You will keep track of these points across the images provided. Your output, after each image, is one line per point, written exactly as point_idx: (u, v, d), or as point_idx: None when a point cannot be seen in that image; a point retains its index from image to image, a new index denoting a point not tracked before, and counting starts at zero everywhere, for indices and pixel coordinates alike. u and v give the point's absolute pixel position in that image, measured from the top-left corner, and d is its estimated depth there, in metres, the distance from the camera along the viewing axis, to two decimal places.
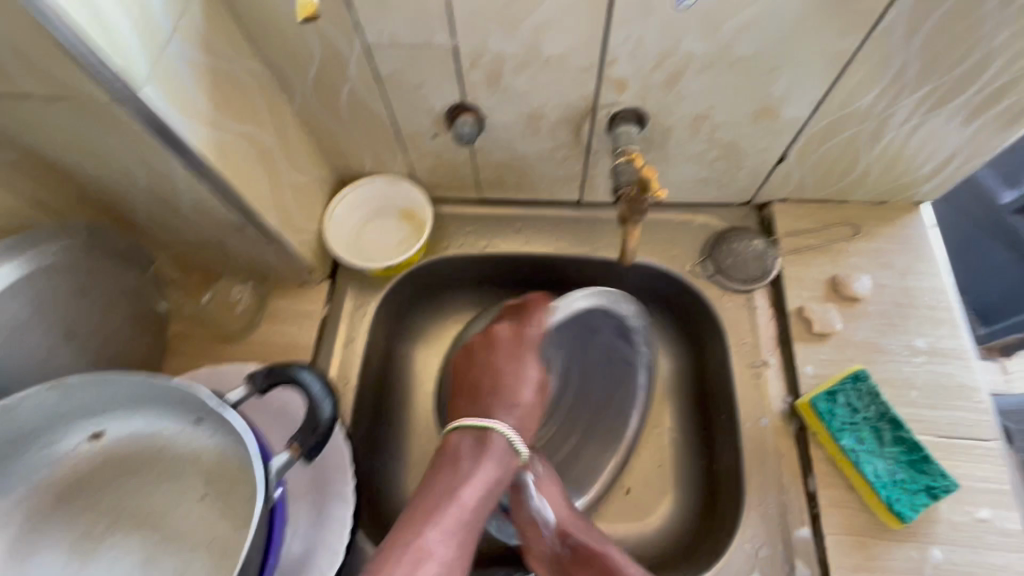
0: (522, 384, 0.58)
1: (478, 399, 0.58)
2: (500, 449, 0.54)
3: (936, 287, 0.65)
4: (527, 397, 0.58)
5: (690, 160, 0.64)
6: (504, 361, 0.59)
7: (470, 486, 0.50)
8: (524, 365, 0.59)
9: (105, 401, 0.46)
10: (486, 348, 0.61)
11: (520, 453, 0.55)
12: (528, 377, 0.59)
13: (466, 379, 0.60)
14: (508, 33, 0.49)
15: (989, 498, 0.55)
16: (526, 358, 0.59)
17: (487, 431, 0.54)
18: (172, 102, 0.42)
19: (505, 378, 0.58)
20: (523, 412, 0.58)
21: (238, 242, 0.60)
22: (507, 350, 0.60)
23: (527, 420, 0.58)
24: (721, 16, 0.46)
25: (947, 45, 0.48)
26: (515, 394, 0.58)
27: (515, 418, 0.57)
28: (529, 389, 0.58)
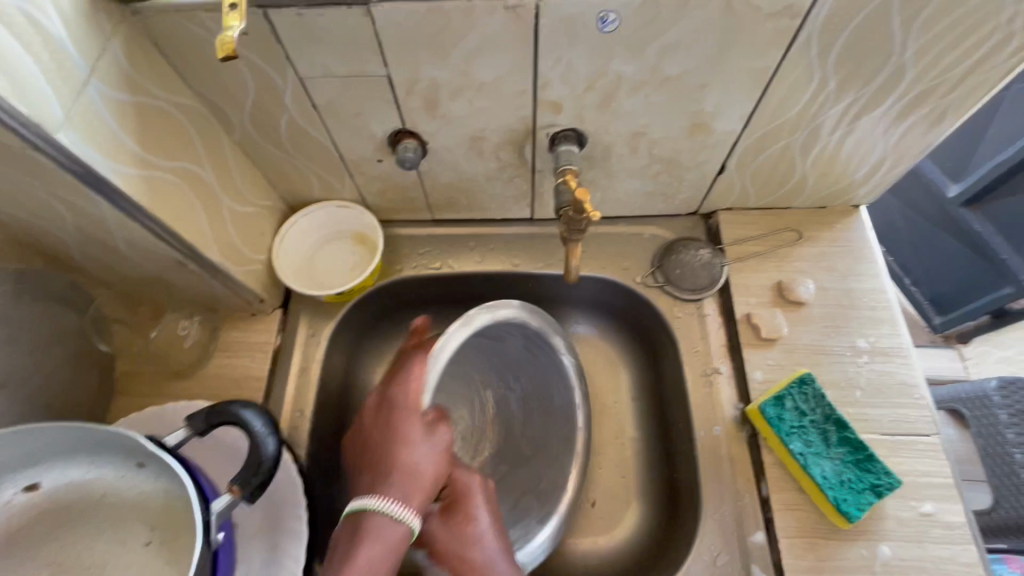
0: (405, 452, 0.53)
1: (373, 480, 0.53)
2: (382, 527, 0.48)
3: (876, 287, 0.67)
4: (419, 466, 0.53)
5: (633, 174, 0.65)
6: (386, 433, 0.54)
7: (363, 555, 0.46)
8: (403, 432, 0.53)
9: (37, 451, 0.45)
10: (381, 410, 0.56)
11: (408, 521, 0.49)
12: (411, 446, 0.53)
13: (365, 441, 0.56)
14: (440, 61, 0.49)
15: (932, 491, 0.57)
16: (411, 422, 0.54)
17: (365, 515, 0.49)
18: (94, 145, 0.42)
19: (390, 453, 0.53)
20: (411, 485, 0.52)
21: (181, 277, 0.59)
22: (394, 416, 0.55)
23: (417, 493, 0.52)
24: (645, 39, 0.47)
25: (861, 60, 0.50)
26: (398, 463, 0.52)
27: (396, 491, 0.51)
28: (418, 455, 0.53)
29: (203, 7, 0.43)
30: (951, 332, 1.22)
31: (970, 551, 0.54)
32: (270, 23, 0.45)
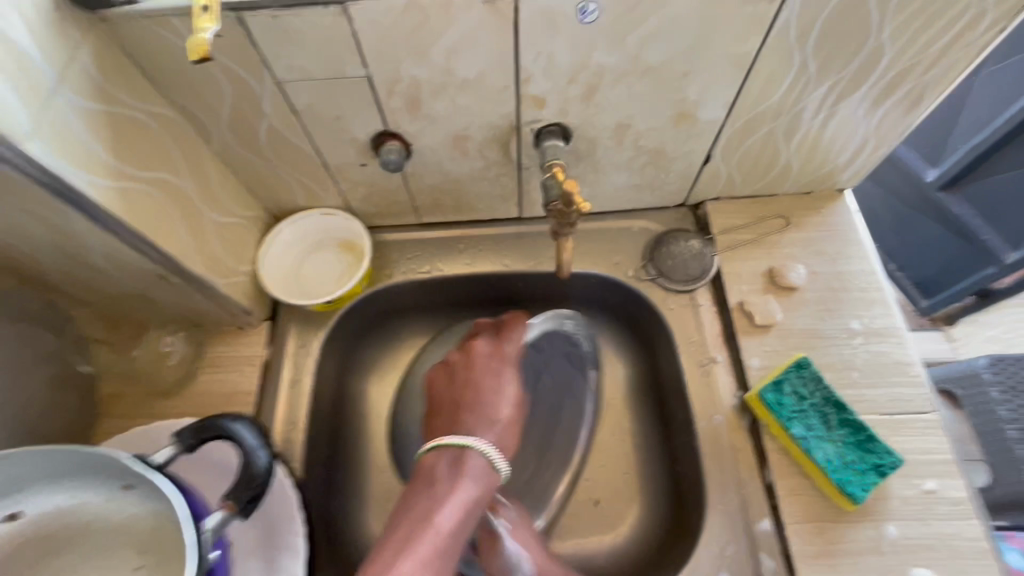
0: (507, 402, 0.55)
1: (454, 420, 0.54)
2: (477, 469, 0.49)
3: (866, 269, 0.68)
4: (510, 416, 0.55)
5: (619, 168, 0.65)
6: (475, 380, 0.56)
7: (452, 499, 0.46)
8: (508, 382, 0.56)
9: (21, 477, 0.44)
10: (463, 365, 0.58)
11: (502, 471, 0.51)
12: (509, 394, 0.55)
13: (441, 398, 0.57)
14: (420, 60, 0.49)
15: (933, 468, 0.57)
16: (506, 374, 0.57)
17: (465, 449, 0.50)
18: (66, 156, 0.40)
19: (480, 395, 0.55)
20: (503, 427, 0.54)
21: (163, 292, 0.57)
22: (485, 366, 0.57)
23: (506, 435, 0.54)
24: (625, 29, 0.47)
25: (839, 42, 0.50)
26: (496, 410, 0.54)
27: (496, 437, 0.53)
28: (511, 407, 0.55)
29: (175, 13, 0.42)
30: (937, 314, 1.37)
31: (975, 526, 0.54)
32: (246, 26, 0.44)
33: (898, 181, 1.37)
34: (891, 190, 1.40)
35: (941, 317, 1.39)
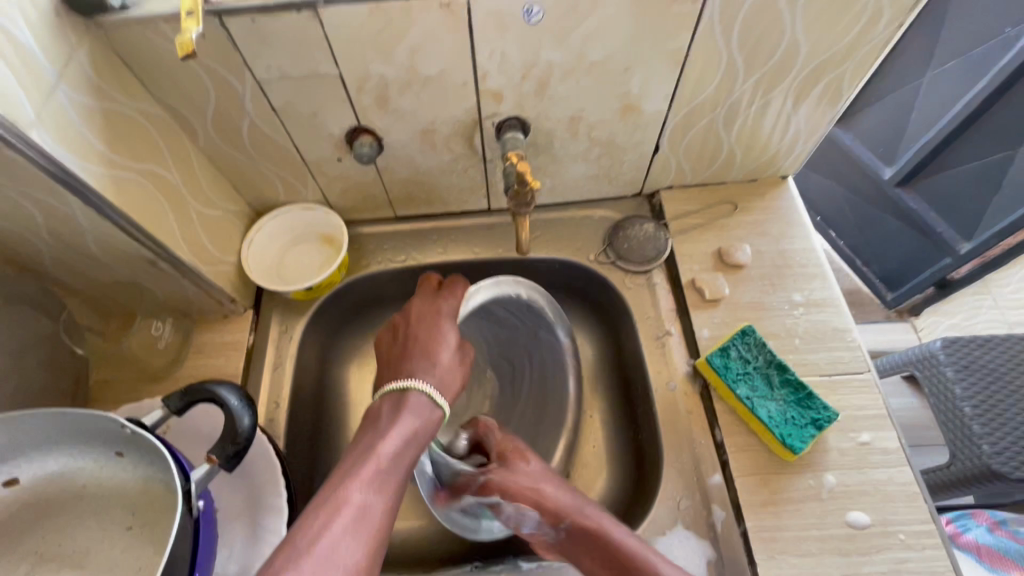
0: (448, 349, 0.58)
1: (396, 369, 0.57)
2: (421, 406, 0.53)
3: (807, 247, 0.73)
4: (452, 364, 0.58)
5: (577, 159, 0.71)
6: (417, 331, 0.59)
7: (393, 431, 0.50)
8: (447, 331, 0.59)
9: (18, 443, 0.47)
10: (404, 323, 0.61)
11: (443, 408, 0.55)
12: (448, 342, 0.59)
13: (386, 352, 0.60)
14: (386, 58, 0.54)
15: (867, 422, 0.62)
16: (444, 326, 0.60)
17: (408, 391, 0.54)
18: (62, 142, 0.45)
19: (420, 346, 0.58)
20: (443, 369, 0.57)
21: (153, 278, 0.61)
22: (425, 322, 0.60)
23: (447, 377, 0.57)
24: (567, 27, 0.53)
25: (759, 38, 0.57)
26: (435, 356, 0.57)
27: (437, 380, 0.56)
28: (453, 353, 0.59)
29: (162, 17, 0.47)
30: (903, 307, 1.46)
31: (906, 473, 0.59)
32: (227, 29, 0.50)
33: (856, 179, 1.48)
34: (851, 187, 1.51)
35: (907, 309, 1.46)
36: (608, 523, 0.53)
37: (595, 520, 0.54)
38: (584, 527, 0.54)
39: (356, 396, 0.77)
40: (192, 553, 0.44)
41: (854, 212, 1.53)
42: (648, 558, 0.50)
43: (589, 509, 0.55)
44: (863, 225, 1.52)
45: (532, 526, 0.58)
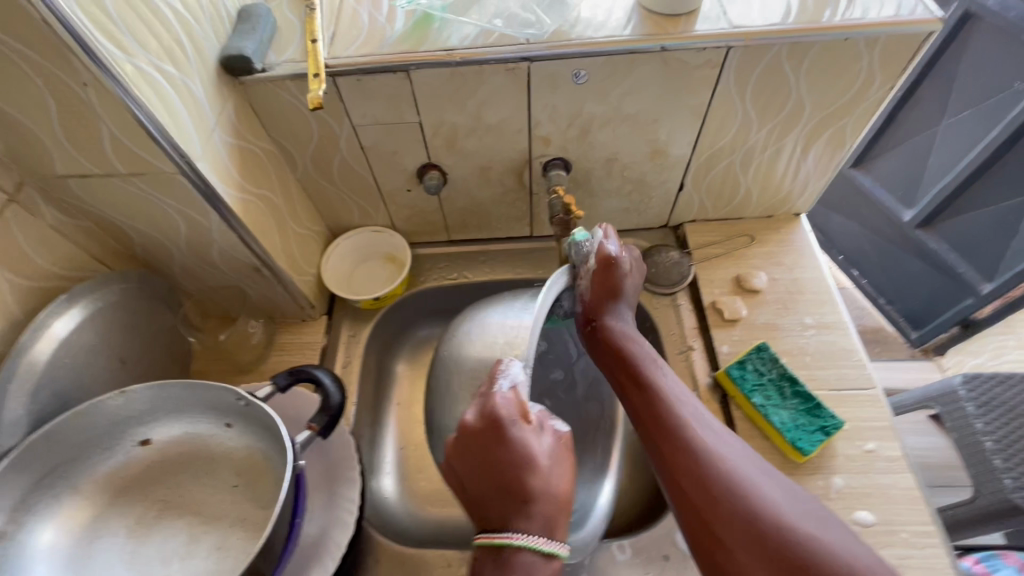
0: (533, 471, 0.48)
1: (482, 512, 0.49)
2: (529, 567, 0.45)
3: (818, 276, 0.82)
4: (552, 474, 0.49)
5: (610, 194, 0.82)
6: (490, 460, 0.49)
7: None
8: (523, 445, 0.49)
9: (155, 409, 0.57)
10: (473, 448, 0.49)
11: (558, 554, 0.46)
12: (534, 457, 0.49)
13: (463, 475, 0.50)
14: (458, 108, 0.67)
15: (872, 432, 0.69)
16: (526, 445, 0.49)
17: (509, 551, 0.45)
18: (215, 171, 0.57)
19: (507, 475, 0.48)
20: (545, 503, 0.48)
21: (254, 284, 0.73)
22: (498, 442, 0.49)
23: (551, 511, 0.48)
24: (607, 86, 0.65)
25: (769, 96, 0.67)
26: (524, 491, 0.47)
27: (541, 521, 0.47)
28: (542, 470, 0.49)
29: (292, 77, 0.61)
30: (928, 346, 1.48)
31: (909, 479, 0.66)
32: (337, 87, 0.63)
33: (878, 221, 1.54)
34: (874, 230, 1.56)
35: (932, 348, 1.49)
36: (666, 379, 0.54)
37: (646, 363, 0.56)
38: (641, 365, 0.56)
39: (409, 396, 0.87)
40: (295, 503, 0.54)
41: (880, 253, 1.57)
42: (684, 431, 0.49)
43: (653, 364, 0.56)
44: (886, 266, 1.56)
45: (628, 327, 0.61)
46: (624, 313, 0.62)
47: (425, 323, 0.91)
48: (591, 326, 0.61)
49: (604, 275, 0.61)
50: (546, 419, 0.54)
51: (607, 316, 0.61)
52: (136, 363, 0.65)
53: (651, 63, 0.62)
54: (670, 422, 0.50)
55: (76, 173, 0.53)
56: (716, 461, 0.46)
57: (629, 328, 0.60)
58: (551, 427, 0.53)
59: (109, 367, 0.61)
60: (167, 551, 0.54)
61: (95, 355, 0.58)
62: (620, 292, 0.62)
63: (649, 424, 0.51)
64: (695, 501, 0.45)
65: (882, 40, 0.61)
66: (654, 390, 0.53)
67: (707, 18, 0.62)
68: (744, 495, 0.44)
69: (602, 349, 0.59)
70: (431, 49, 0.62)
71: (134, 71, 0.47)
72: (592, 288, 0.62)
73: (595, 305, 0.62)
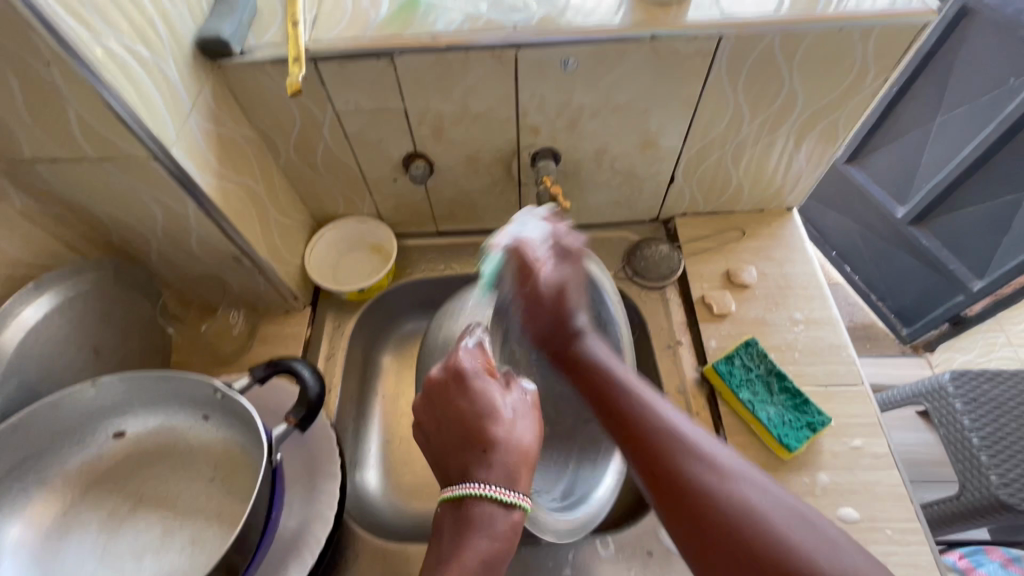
0: (494, 421, 0.48)
1: (445, 464, 0.49)
2: (486, 517, 0.45)
3: (809, 271, 0.81)
4: (515, 426, 0.49)
5: (600, 186, 0.80)
6: (452, 413, 0.49)
7: (463, 560, 0.43)
8: (484, 396, 0.50)
9: (129, 400, 0.56)
10: (439, 398, 0.51)
11: (520, 505, 0.46)
12: (496, 409, 0.49)
13: (429, 425, 0.51)
14: (443, 96, 0.65)
15: (858, 429, 0.68)
16: (487, 396, 0.50)
17: (468, 500, 0.45)
18: (191, 156, 0.55)
19: (469, 425, 0.48)
20: (506, 452, 0.47)
21: (235, 273, 0.71)
22: (461, 392, 0.50)
23: (513, 461, 0.47)
24: (596, 75, 0.63)
25: (762, 87, 0.66)
26: (484, 440, 0.47)
27: (500, 470, 0.46)
28: (504, 421, 0.48)
29: (271, 61, 0.59)
30: (919, 343, 1.49)
31: (894, 476, 0.65)
32: (319, 71, 0.61)
33: (871, 218, 1.54)
34: (866, 226, 1.56)
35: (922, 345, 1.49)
36: (654, 402, 0.50)
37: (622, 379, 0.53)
38: (619, 394, 0.52)
39: (395, 389, 0.86)
40: (269, 500, 0.53)
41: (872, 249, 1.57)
42: (680, 455, 0.45)
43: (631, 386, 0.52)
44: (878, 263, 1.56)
45: (599, 351, 0.58)
46: (587, 329, 0.60)
47: (412, 315, 0.90)
48: (558, 355, 0.59)
49: (534, 300, 0.59)
50: (513, 376, 0.53)
51: (570, 343, 0.59)
52: (111, 352, 0.63)
53: (640, 52, 0.61)
54: (659, 451, 0.46)
55: (45, 156, 0.51)
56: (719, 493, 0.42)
57: (598, 350, 0.57)
58: (517, 385, 0.52)
59: (82, 357, 0.59)
60: (139, 545, 0.53)
61: (67, 344, 0.56)
62: (567, 301, 0.60)
63: (644, 462, 0.46)
64: (689, 526, 0.43)
65: (875, 32, 0.60)
66: (633, 411, 0.50)
67: (698, 6, 0.61)
68: (746, 521, 0.41)
69: (574, 377, 0.57)
70: (415, 34, 0.60)
71: (104, 54, 0.45)
72: (524, 317, 0.61)
73: (541, 326, 0.60)
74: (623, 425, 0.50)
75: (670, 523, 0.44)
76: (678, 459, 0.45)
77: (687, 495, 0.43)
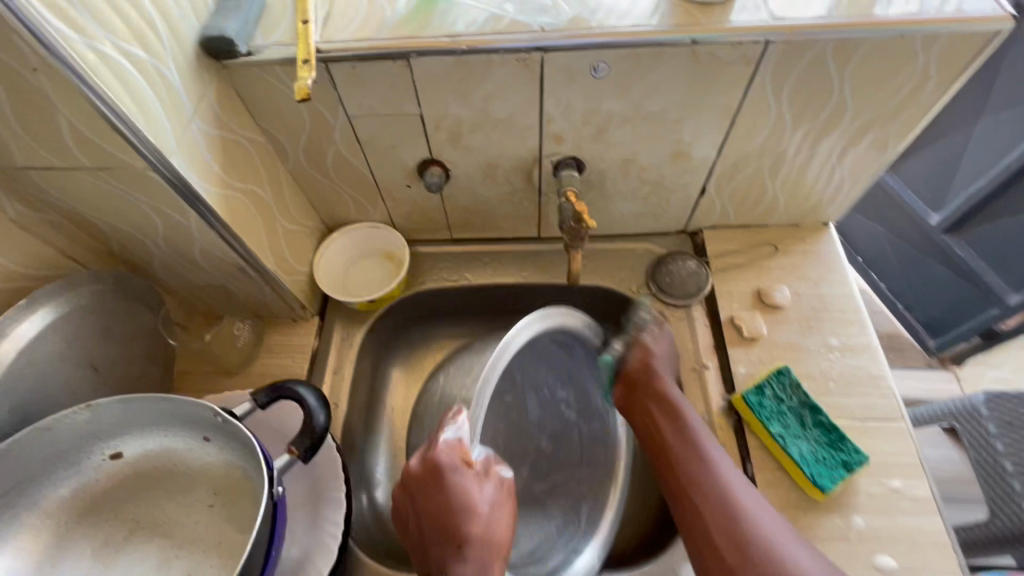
0: (471, 516, 0.52)
1: (423, 550, 0.54)
2: None
3: (846, 293, 0.76)
4: (491, 525, 0.52)
5: (625, 196, 0.76)
6: (434, 509, 0.53)
7: None
8: (459, 493, 0.52)
9: (126, 423, 0.53)
10: (422, 489, 0.53)
11: None
12: (470, 509, 0.52)
13: (410, 513, 0.54)
14: (462, 101, 0.61)
15: (898, 469, 0.64)
16: (467, 490, 0.52)
17: None
18: (193, 166, 0.52)
19: (451, 521, 0.52)
20: (483, 547, 0.51)
21: (241, 284, 0.68)
22: (441, 487, 0.52)
23: (491, 554, 0.51)
24: (628, 82, 0.58)
25: (810, 96, 0.61)
26: (462, 529, 0.51)
27: (474, 563, 0.50)
28: (480, 516, 0.52)
29: (279, 62, 0.55)
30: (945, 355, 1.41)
31: (936, 522, 0.61)
32: (330, 73, 0.57)
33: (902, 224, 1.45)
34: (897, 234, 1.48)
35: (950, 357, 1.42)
36: (716, 458, 0.59)
37: (695, 433, 0.60)
38: (682, 437, 0.60)
39: (406, 401, 0.83)
40: (271, 535, 0.50)
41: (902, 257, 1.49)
42: (733, 503, 0.55)
43: (707, 453, 0.59)
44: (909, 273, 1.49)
45: (684, 408, 0.63)
46: (682, 402, 0.64)
47: (423, 325, 0.87)
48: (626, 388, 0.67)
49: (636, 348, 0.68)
50: (492, 463, 0.56)
51: (656, 385, 0.65)
52: (112, 368, 0.60)
53: (678, 58, 0.56)
54: (711, 496, 0.56)
55: (38, 165, 0.48)
56: (762, 548, 0.52)
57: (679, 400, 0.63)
58: (496, 474, 0.55)
59: (79, 375, 0.56)
60: None
61: (62, 362, 0.54)
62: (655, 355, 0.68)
63: (694, 506, 0.56)
64: (728, 560, 0.52)
65: (941, 40, 0.54)
66: (693, 454, 0.59)
67: (745, 7, 0.55)
68: None
69: (641, 415, 0.65)
70: (434, 35, 0.55)
71: (95, 57, 0.42)
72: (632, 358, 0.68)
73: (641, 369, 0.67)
74: (676, 470, 0.59)
75: (694, 544, 0.55)
76: (727, 507, 0.55)
77: (735, 536, 0.53)
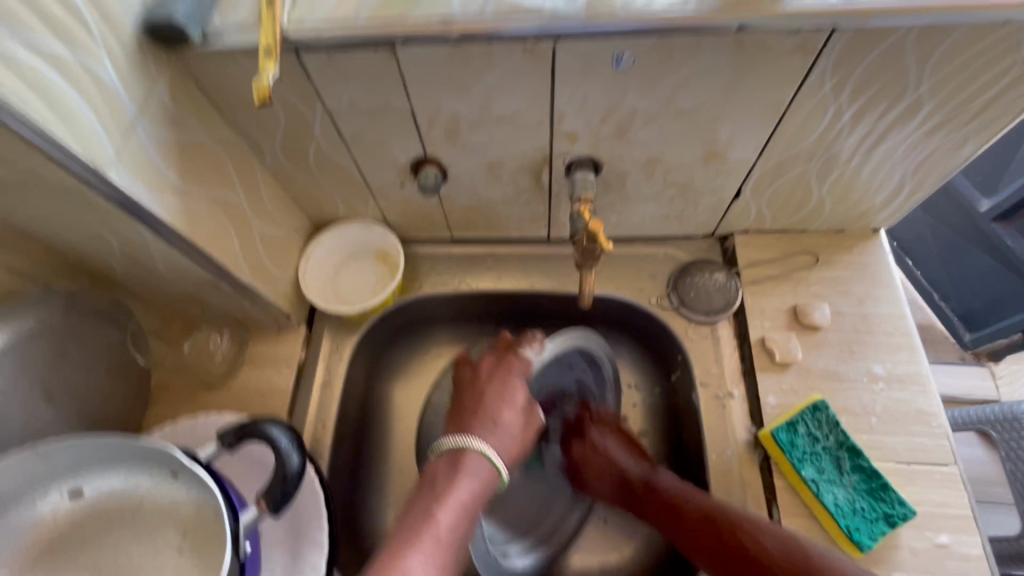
0: (511, 405, 0.57)
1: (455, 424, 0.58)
2: (476, 463, 0.53)
3: (895, 313, 0.67)
4: (515, 422, 0.57)
5: (647, 199, 0.66)
6: (488, 389, 0.58)
7: (450, 497, 0.49)
8: (514, 389, 0.58)
9: (82, 461, 0.48)
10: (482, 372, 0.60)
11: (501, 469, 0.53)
12: (515, 399, 0.57)
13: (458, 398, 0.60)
14: (459, 95, 0.51)
15: (946, 522, 0.57)
16: (515, 384, 0.58)
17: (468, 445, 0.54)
18: (139, 177, 0.44)
19: (493, 402, 0.57)
20: (507, 435, 0.56)
21: (216, 296, 0.62)
22: (499, 378, 0.59)
23: (509, 443, 0.56)
24: (657, 76, 0.49)
25: (876, 92, 0.50)
26: (498, 413, 0.56)
27: (500, 438, 0.55)
28: (516, 408, 0.57)
29: (241, 50, 0.46)
30: None
31: None
32: (302, 62, 0.48)
33: None
34: None
35: None
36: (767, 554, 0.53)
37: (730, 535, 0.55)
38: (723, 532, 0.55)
39: (401, 414, 0.77)
40: None
41: None
42: None
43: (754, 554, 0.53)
44: None
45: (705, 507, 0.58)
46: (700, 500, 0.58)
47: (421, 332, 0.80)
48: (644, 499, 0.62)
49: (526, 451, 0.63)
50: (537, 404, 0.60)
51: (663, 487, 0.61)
52: (74, 393, 0.55)
53: (720, 48, 0.46)
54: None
55: None
56: None
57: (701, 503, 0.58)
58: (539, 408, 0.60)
59: (33, 406, 0.51)
60: None
61: (11, 396, 0.48)
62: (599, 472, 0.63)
63: None
64: None
65: None
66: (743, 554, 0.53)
67: None
68: None
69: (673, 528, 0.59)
70: (423, 17, 0.46)
71: None
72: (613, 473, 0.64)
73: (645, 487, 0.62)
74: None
75: None
76: None
77: None
